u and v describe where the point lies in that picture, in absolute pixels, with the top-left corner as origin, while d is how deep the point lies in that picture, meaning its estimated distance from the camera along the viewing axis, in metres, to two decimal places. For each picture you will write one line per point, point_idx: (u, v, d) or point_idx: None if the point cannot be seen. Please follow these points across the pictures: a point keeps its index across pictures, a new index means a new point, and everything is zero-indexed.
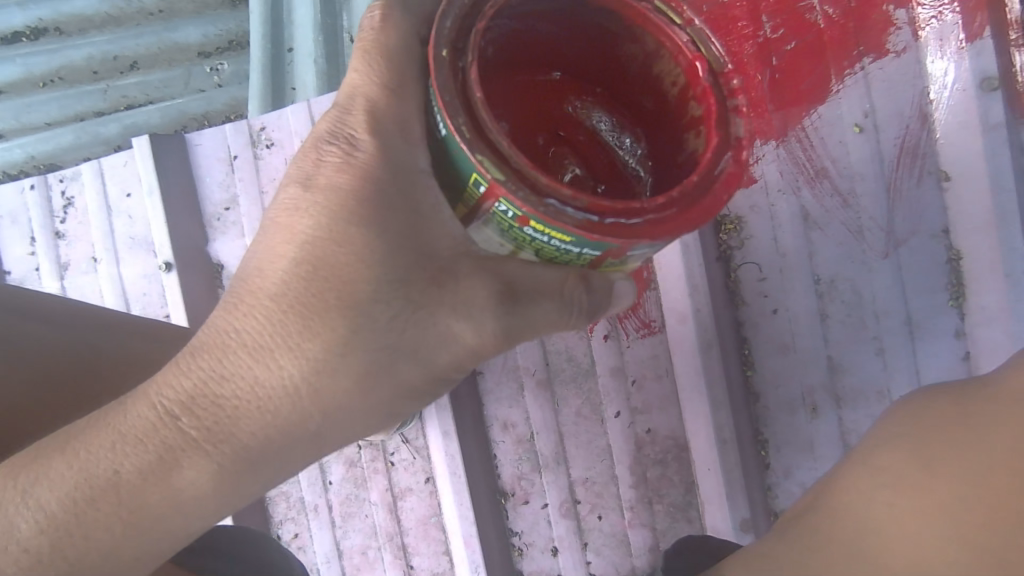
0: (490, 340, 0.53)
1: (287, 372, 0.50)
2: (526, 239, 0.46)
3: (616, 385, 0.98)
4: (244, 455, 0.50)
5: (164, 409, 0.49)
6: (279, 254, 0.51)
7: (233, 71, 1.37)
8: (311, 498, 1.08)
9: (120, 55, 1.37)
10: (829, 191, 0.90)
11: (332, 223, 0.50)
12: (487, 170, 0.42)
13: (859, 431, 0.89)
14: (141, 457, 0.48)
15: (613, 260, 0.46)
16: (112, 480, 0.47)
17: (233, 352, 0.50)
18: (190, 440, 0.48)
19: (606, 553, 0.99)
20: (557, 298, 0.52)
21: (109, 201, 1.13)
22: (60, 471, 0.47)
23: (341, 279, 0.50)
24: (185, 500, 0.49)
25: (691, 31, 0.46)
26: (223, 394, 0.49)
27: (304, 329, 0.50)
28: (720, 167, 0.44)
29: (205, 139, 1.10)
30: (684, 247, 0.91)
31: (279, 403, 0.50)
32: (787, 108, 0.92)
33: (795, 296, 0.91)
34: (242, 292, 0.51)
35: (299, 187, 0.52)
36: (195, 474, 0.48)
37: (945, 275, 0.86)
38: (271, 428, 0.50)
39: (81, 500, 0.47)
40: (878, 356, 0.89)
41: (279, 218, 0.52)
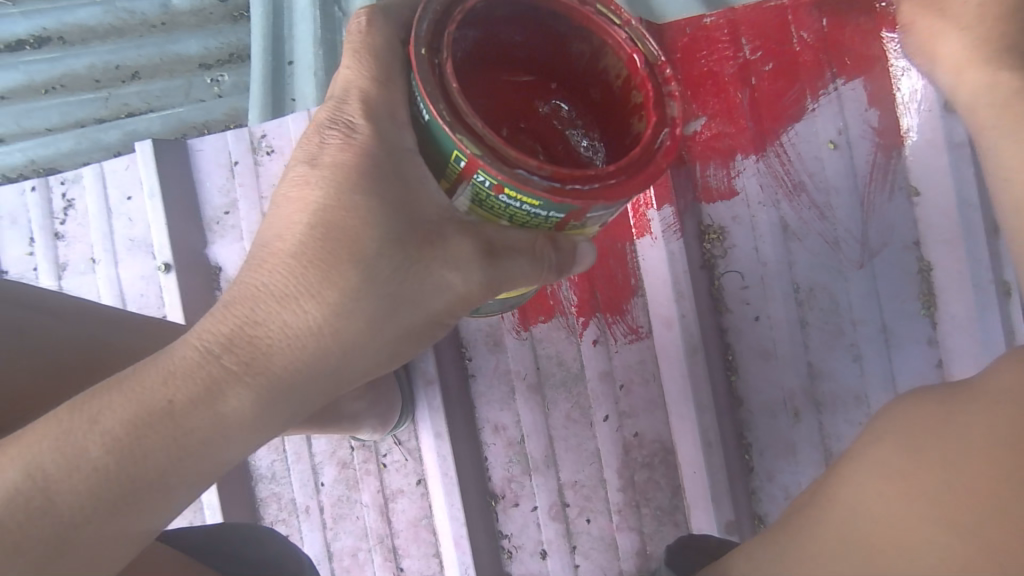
0: (477, 289, 0.57)
1: (311, 314, 0.52)
2: (501, 206, 0.50)
3: (604, 389, 1.00)
4: (280, 388, 0.52)
5: (206, 348, 0.51)
6: (293, 219, 0.54)
7: (234, 82, 1.40)
8: (303, 500, 1.09)
9: (122, 64, 1.40)
10: (806, 204, 0.95)
11: (335, 192, 0.53)
12: (465, 146, 0.46)
13: (838, 434, 0.93)
14: (187, 388, 0.49)
15: (575, 223, 0.51)
16: (166, 406, 0.48)
17: (263, 297, 0.53)
18: (231, 373, 0.50)
19: (593, 555, 1.01)
20: (530, 255, 0.56)
21: (109, 205, 1.15)
22: (114, 404, 0.48)
23: (348, 237, 0.53)
24: (229, 428, 0.50)
25: (629, 29, 0.50)
26: (257, 334, 0.52)
27: (327, 276, 0.53)
28: (658, 143, 0.48)
29: (207, 145, 1.13)
30: (669, 254, 0.95)
31: (307, 341, 0.53)
32: (766, 125, 0.96)
33: (775, 303, 0.95)
34: (263, 251, 0.54)
35: (306, 165, 0.55)
36: (238, 404, 0.50)
37: (917, 285, 0.91)
38: (301, 363, 0.53)
39: (140, 423, 0.47)
40: (854, 363, 0.93)
41: (288, 192, 0.55)
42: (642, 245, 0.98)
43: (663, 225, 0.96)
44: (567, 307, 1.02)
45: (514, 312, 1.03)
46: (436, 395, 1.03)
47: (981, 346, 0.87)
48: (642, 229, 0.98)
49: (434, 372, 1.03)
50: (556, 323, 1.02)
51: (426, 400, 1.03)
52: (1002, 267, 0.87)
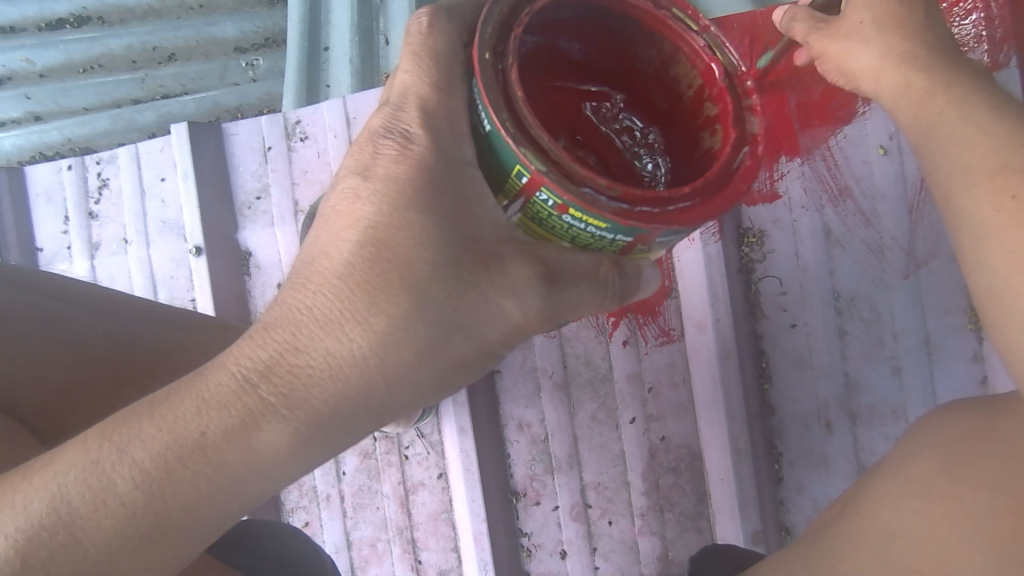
0: (534, 317, 0.55)
1: (356, 342, 0.51)
2: (563, 226, 0.48)
3: (632, 391, 0.99)
4: (319, 421, 0.50)
5: (243, 377, 0.49)
6: (341, 238, 0.52)
7: (268, 67, 1.40)
8: (324, 488, 1.09)
9: (159, 46, 1.41)
10: (851, 211, 0.92)
11: (392, 209, 0.52)
12: (529, 163, 0.44)
13: (873, 448, 0.90)
14: (224, 420, 0.48)
15: (642, 246, 0.49)
16: (198, 441, 0.47)
17: (305, 323, 0.51)
18: (268, 406, 0.49)
19: (614, 559, 0.99)
20: (593, 281, 0.54)
21: (143, 186, 1.16)
22: (149, 432, 0.47)
23: (401, 260, 0.51)
24: (264, 464, 0.48)
25: (707, 36, 0.48)
26: (298, 363, 0.50)
27: (372, 303, 0.51)
28: (737, 162, 0.46)
29: (241, 129, 1.12)
30: (706, 257, 0.92)
31: (350, 372, 0.51)
32: (812, 127, 0.93)
33: (813, 311, 0.93)
34: (309, 270, 0.52)
35: (358, 177, 0.54)
36: (274, 438, 0.48)
37: (964, 298, 0.87)
38: (343, 396, 0.50)
39: (172, 458, 0.46)
40: (894, 376, 0.90)
41: (338, 206, 0.54)
42: (677, 247, 0.95)
43: (703, 227, 0.93)
44: None
45: None
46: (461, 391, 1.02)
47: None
48: None
49: None
50: (586, 322, 1.00)
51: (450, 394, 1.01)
52: None
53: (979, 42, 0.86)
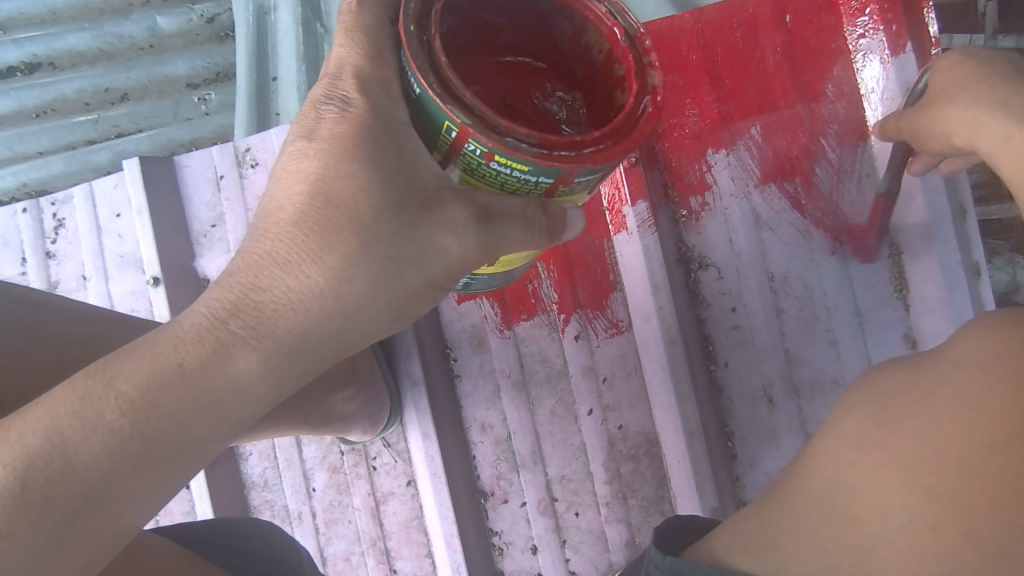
0: (472, 252, 0.57)
1: (313, 279, 0.55)
2: (493, 174, 0.51)
3: (587, 384, 1.02)
4: (287, 346, 0.55)
5: (213, 315, 0.54)
6: (292, 194, 0.56)
7: (220, 101, 1.44)
8: (295, 506, 1.11)
9: (111, 87, 1.43)
10: (777, 193, 0.97)
11: (338, 162, 0.55)
12: (455, 116, 0.48)
13: (818, 420, 0.95)
14: (198, 351, 0.52)
15: (564, 188, 0.52)
16: (177, 370, 0.51)
17: (267, 266, 0.55)
18: (238, 337, 0.53)
19: (584, 550, 1.02)
20: (523, 220, 0.55)
21: (99, 222, 1.17)
22: (131, 367, 0.50)
23: (349, 206, 0.55)
24: (240, 387, 0.53)
25: (608, 5, 0.52)
26: (263, 300, 0.55)
27: (324, 244, 0.55)
28: (641, 109, 0.50)
29: (193, 161, 1.15)
30: (645, 249, 0.96)
31: (309, 305, 0.55)
32: (740, 122, 0.99)
33: (751, 293, 0.97)
34: (265, 221, 0.57)
35: (304, 140, 0.57)
36: (246, 365, 0.53)
37: (889, 269, 0.93)
38: (306, 325, 0.56)
39: (156, 387, 0.49)
40: (831, 348, 0.95)
41: (287, 165, 0.57)
42: (619, 242, 0.99)
43: (638, 220, 0.97)
44: (548, 305, 1.04)
45: (496, 311, 1.05)
46: (422, 396, 1.05)
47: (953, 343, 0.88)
48: (618, 227, 0.99)
49: (421, 375, 1.04)
50: (538, 320, 1.04)
51: (412, 402, 1.04)
52: (971, 250, 0.89)
53: (876, 32, 0.93)
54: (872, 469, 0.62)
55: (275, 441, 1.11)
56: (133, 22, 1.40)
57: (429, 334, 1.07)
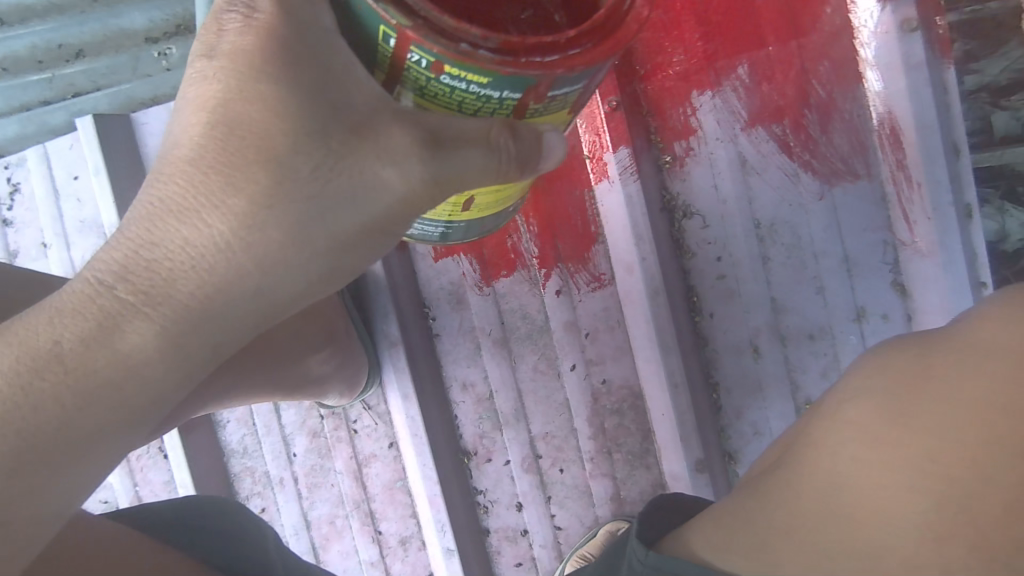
0: (421, 186, 0.52)
1: (216, 227, 0.51)
2: (446, 90, 0.48)
3: (570, 339, 0.99)
4: (185, 312, 0.51)
5: (97, 281, 0.51)
6: (191, 127, 0.51)
7: (182, 55, 1.35)
8: (277, 472, 1.09)
9: (64, 43, 1.34)
10: (764, 136, 0.92)
11: (242, 83, 0.50)
12: (392, 20, 0.44)
13: (804, 368, 0.94)
14: (79, 324, 0.50)
15: (535, 104, 0.49)
16: (52, 349, 0.49)
17: (160, 217, 0.51)
18: (128, 305, 0.50)
19: (569, 505, 1.01)
20: (482, 146, 0.50)
21: (56, 185, 1.12)
22: (4, 350, 0.49)
23: (258, 135, 0.50)
24: (132, 360, 0.50)
25: None
26: (155, 259, 0.51)
27: (228, 185, 0.51)
28: (626, 7, 0.47)
29: (151, 118, 1.09)
30: (627, 198, 0.92)
31: (212, 259, 0.51)
32: (726, 60, 0.93)
33: (736, 241, 0.95)
34: (161, 164, 0.52)
35: (205, 59, 0.52)
36: (138, 337, 0.50)
37: (880, 213, 0.89)
38: (208, 286, 0.52)
39: (26, 372, 0.48)
40: (818, 296, 0.93)
41: (187, 94, 0.52)
42: (599, 191, 0.94)
43: (620, 167, 0.92)
44: (529, 260, 1.00)
45: (474, 268, 1.02)
46: (401, 357, 1.02)
47: (950, 293, 0.86)
48: (599, 175, 0.94)
49: (398, 335, 1.02)
50: (518, 276, 1.00)
51: (390, 362, 1.02)
52: (962, 191, 0.85)
53: None
54: (869, 440, 0.57)
55: (252, 408, 1.09)
56: None
57: (405, 294, 1.03)
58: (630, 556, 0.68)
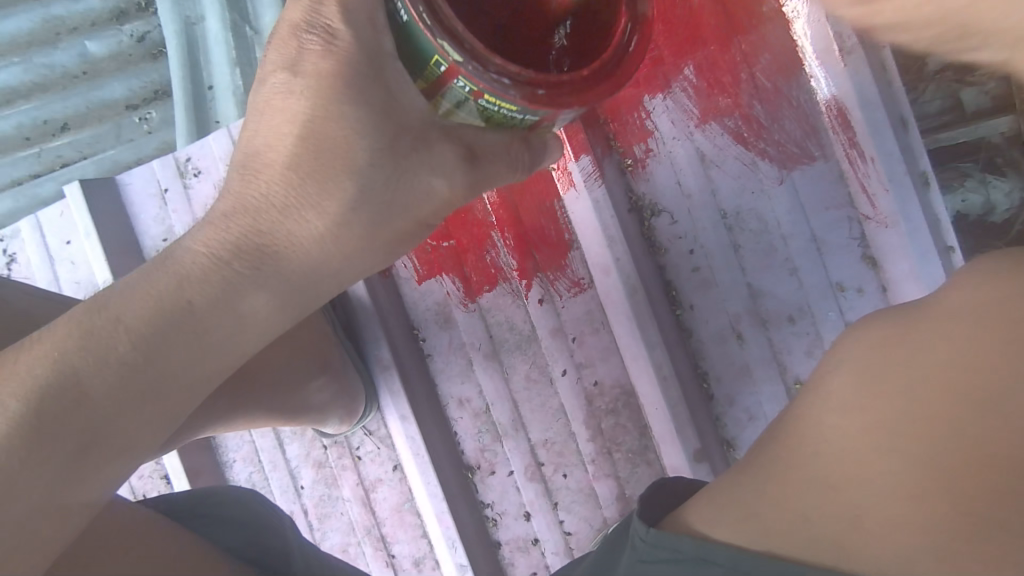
0: (458, 191, 0.59)
1: (312, 224, 0.58)
2: (478, 109, 0.49)
3: (558, 345, 1.02)
4: (291, 284, 0.59)
5: (217, 256, 0.56)
6: (282, 133, 0.56)
7: (162, 117, 1.41)
8: (285, 507, 1.10)
9: (50, 119, 1.41)
10: (719, 130, 0.97)
11: (327, 103, 0.55)
12: (447, 54, 0.45)
13: (788, 349, 0.96)
14: (207, 292, 0.55)
15: (546, 124, 0.52)
16: (187, 309, 0.55)
17: (266, 209, 0.57)
18: (245, 278, 0.57)
19: (576, 509, 1.02)
20: (508, 159, 0.57)
21: (50, 251, 1.16)
22: (138, 304, 0.54)
23: (341, 149, 0.56)
24: (250, 323, 0.58)
25: None
26: (265, 243, 0.57)
27: (322, 189, 0.57)
28: (626, 45, 0.47)
29: (135, 177, 1.14)
30: (595, 203, 0.95)
31: (309, 249, 0.59)
32: (672, 63, 0.97)
33: (706, 233, 0.98)
34: (257, 161, 0.57)
35: (288, 74, 0.56)
36: (255, 304, 0.58)
37: (839, 190, 0.92)
38: (308, 268, 0.59)
39: (164, 324, 0.54)
40: (792, 277, 0.95)
41: (273, 102, 0.56)
42: (568, 199, 0.98)
43: (583, 175, 0.96)
44: (509, 273, 1.03)
45: (458, 286, 1.05)
46: (396, 380, 1.05)
47: (916, 260, 0.88)
48: (566, 185, 0.98)
49: (389, 358, 1.04)
50: (501, 289, 1.04)
51: (385, 386, 1.04)
52: (915, 160, 0.89)
53: None
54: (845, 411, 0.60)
55: (257, 445, 1.11)
56: (63, 51, 1.37)
57: (394, 317, 1.06)
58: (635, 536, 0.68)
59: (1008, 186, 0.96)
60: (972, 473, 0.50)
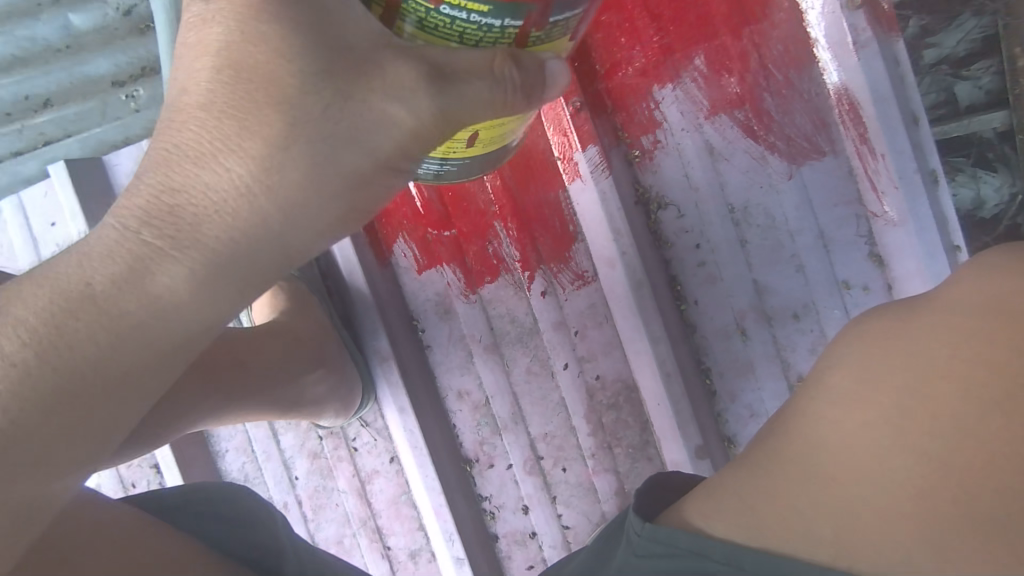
0: (430, 121, 0.52)
1: (232, 175, 0.50)
2: (447, 24, 0.46)
3: (560, 338, 1.00)
4: (211, 256, 0.51)
5: (124, 228, 0.51)
6: (196, 69, 0.51)
7: (150, 96, 1.36)
8: (280, 497, 1.09)
9: (31, 94, 1.34)
10: (728, 122, 0.94)
11: (242, 25, 0.50)
12: None
13: (792, 346, 0.95)
14: (111, 267, 0.50)
15: (537, 33, 0.47)
16: (86, 290, 0.49)
17: (177, 162, 0.51)
18: (155, 248, 0.50)
19: (575, 504, 1.02)
20: (489, 77, 0.49)
21: (34, 234, 1.12)
22: (39, 292, 0.50)
23: (265, 75, 0.50)
24: (164, 300, 0.50)
25: None
26: (178, 202, 0.50)
27: (242, 129, 0.50)
28: None
29: (123, 159, 1.09)
30: (601, 195, 0.93)
31: (235, 205, 0.51)
32: (683, 51, 0.95)
33: (713, 227, 0.97)
34: (172, 112, 0.52)
35: (201, 4, 0.51)
36: (166, 277, 0.50)
37: (848, 186, 0.91)
38: (234, 229, 0.51)
39: (64, 311, 0.49)
40: (798, 273, 0.94)
41: (187, 38, 0.52)
42: (573, 190, 0.95)
43: (590, 165, 0.93)
44: (511, 264, 1.01)
45: (459, 276, 1.03)
46: (394, 372, 1.03)
47: (923, 260, 0.87)
48: (571, 175, 0.95)
49: (388, 350, 1.03)
50: (503, 281, 1.02)
51: (384, 378, 1.02)
52: (926, 157, 0.86)
53: None
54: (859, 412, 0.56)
55: (250, 435, 1.09)
56: (44, 23, 1.27)
57: (393, 307, 1.05)
58: (630, 531, 0.64)
59: (999, 181, 0.90)
60: (972, 468, 0.50)
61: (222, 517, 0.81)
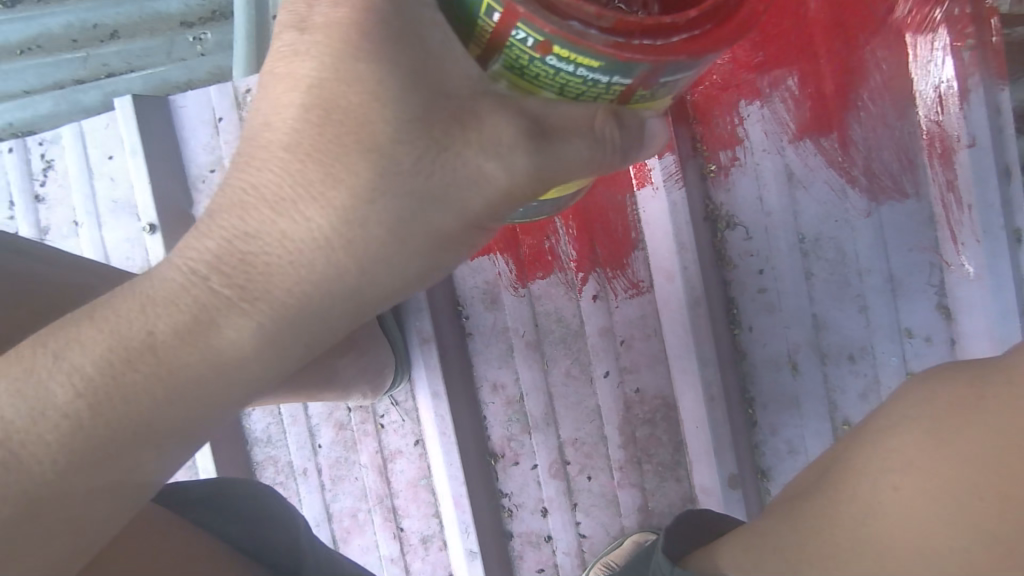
0: (524, 181, 0.49)
1: (314, 222, 0.49)
2: (547, 73, 0.42)
3: (604, 345, 0.98)
4: (283, 313, 0.49)
5: (192, 273, 0.49)
6: (284, 104, 0.49)
7: (217, 41, 1.36)
8: (300, 462, 1.08)
9: (99, 23, 1.33)
10: (812, 149, 0.91)
11: (337, 61, 0.48)
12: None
13: (843, 387, 0.93)
14: (175, 317, 0.48)
15: (643, 93, 0.43)
16: (147, 340, 0.47)
17: (254, 206, 0.49)
18: (225, 299, 0.48)
19: (595, 513, 1.00)
20: (590, 136, 0.47)
21: (90, 165, 1.11)
22: (92, 336, 0.48)
23: (356, 121, 0.48)
24: (228, 357, 0.49)
25: None
26: (251, 250, 0.49)
27: (327, 177, 0.48)
28: None
29: (189, 101, 1.08)
30: (671, 205, 0.90)
31: (313, 256, 0.49)
32: (776, 69, 0.91)
33: (780, 255, 0.94)
34: (253, 147, 0.50)
35: (295, 30, 0.49)
36: (234, 331, 0.48)
37: (929, 233, 0.87)
38: (308, 284, 0.49)
39: (117, 362, 0.47)
40: (861, 313, 0.91)
41: (275, 68, 0.50)
42: (642, 196, 0.93)
43: (665, 174, 0.90)
44: (566, 263, 0.99)
45: (511, 267, 1.01)
46: (433, 355, 1.01)
47: (995, 320, 0.83)
48: (643, 181, 0.92)
49: (430, 332, 1.00)
50: (554, 279, 0.99)
51: (422, 360, 1.01)
52: (1013, 215, 0.83)
53: None
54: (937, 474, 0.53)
55: None
56: None
57: (441, 292, 1.02)
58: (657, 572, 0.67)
59: None
60: None
61: (246, 522, 0.78)
